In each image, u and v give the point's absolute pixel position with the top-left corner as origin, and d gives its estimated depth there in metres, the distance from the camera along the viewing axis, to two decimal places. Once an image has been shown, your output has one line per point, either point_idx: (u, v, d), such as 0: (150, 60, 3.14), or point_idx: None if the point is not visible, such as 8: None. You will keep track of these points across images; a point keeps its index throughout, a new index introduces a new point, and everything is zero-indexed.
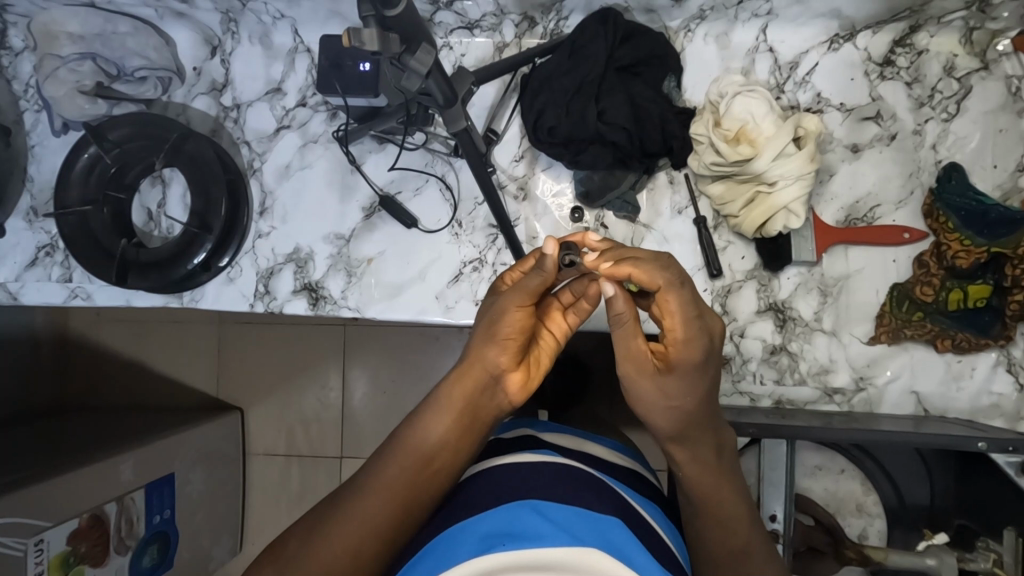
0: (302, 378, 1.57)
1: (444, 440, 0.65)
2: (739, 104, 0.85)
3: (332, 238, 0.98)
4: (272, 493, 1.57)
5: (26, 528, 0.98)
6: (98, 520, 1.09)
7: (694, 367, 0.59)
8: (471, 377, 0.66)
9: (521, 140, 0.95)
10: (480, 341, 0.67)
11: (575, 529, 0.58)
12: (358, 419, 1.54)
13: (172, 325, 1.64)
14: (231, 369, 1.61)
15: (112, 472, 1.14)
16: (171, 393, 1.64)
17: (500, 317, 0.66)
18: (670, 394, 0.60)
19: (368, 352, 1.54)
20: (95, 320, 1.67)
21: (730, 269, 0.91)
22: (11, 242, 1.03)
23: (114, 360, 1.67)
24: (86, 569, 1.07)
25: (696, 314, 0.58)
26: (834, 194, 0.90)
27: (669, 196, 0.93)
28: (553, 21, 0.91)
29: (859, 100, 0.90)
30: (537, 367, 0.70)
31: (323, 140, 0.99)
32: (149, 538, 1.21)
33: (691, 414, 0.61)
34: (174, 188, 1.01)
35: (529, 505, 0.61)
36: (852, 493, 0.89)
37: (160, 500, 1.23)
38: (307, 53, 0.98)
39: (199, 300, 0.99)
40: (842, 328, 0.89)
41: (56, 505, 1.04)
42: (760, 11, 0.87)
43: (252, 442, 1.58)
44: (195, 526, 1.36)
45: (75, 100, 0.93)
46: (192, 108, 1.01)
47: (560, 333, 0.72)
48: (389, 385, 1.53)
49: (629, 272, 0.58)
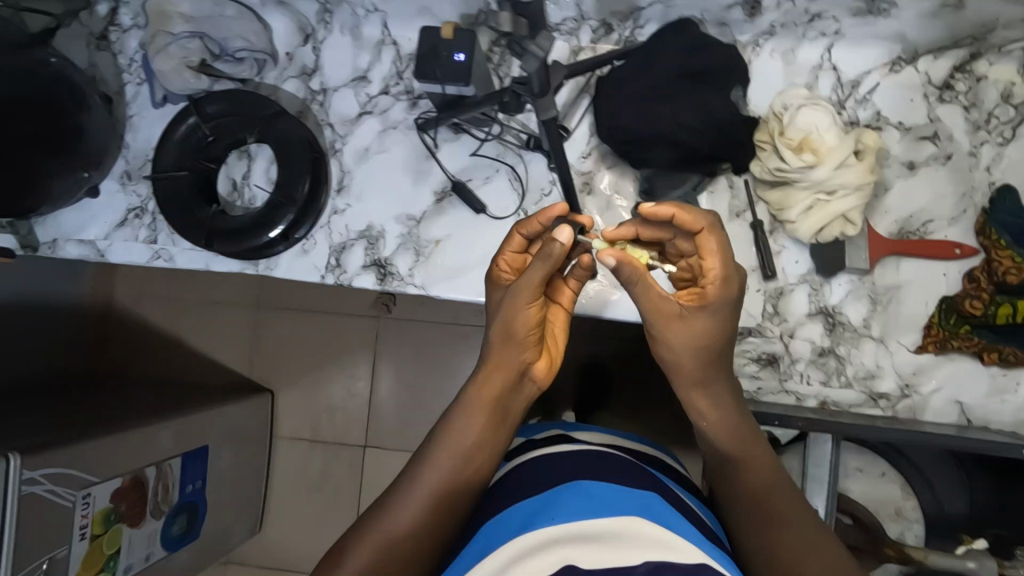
0: (331, 367, 1.64)
1: (478, 436, 0.74)
2: (804, 115, 0.89)
3: (403, 218, 1.04)
4: (293, 476, 1.64)
5: (71, 480, 1.00)
6: (138, 482, 1.14)
7: (723, 304, 0.70)
8: (499, 374, 0.76)
9: (589, 139, 1.00)
10: (502, 344, 0.76)
11: (614, 503, 0.65)
12: (382, 411, 1.60)
13: (209, 305, 1.71)
14: (264, 351, 1.67)
15: (152, 439, 1.18)
16: (209, 370, 1.70)
17: (517, 317, 0.74)
18: (695, 335, 0.71)
19: (397, 348, 1.60)
20: (139, 293, 1.74)
21: (784, 272, 0.95)
22: (103, 203, 1.10)
23: (155, 334, 1.74)
24: (123, 529, 1.12)
25: (729, 257, 0.70)
26: (888, 208, 0.94)
27: (728, 200, 0.97)
28: (629, 29, 0.97)
29: (916, 119, 0.94)
30: (552, 351, 0.82)
31: (402, 127, 1.05)
32: (181, 506, 1.27)
33: (711, 357, 0.72)
34: (260, 162, 1.08)
35: (573, 487, 0.68)
36: (892, 497, 0.91)
37: (193, 471, 1.29)
38: (393, 46, 1.06)
39: (273, 269, 1.06)
40: (890, 336, 0.92)
41: (104, 463, 1.08)
42: (828, 31, 0.92)
43: (280, 425, 1.65)
44: (220, 502, 1.42)
45: (181, 74, 1.00)
46: (282, 90, 1.08)
47: (567, 306, 0.84)
48: (413, 379, 1.59)
49: (671, 215, 0.69)
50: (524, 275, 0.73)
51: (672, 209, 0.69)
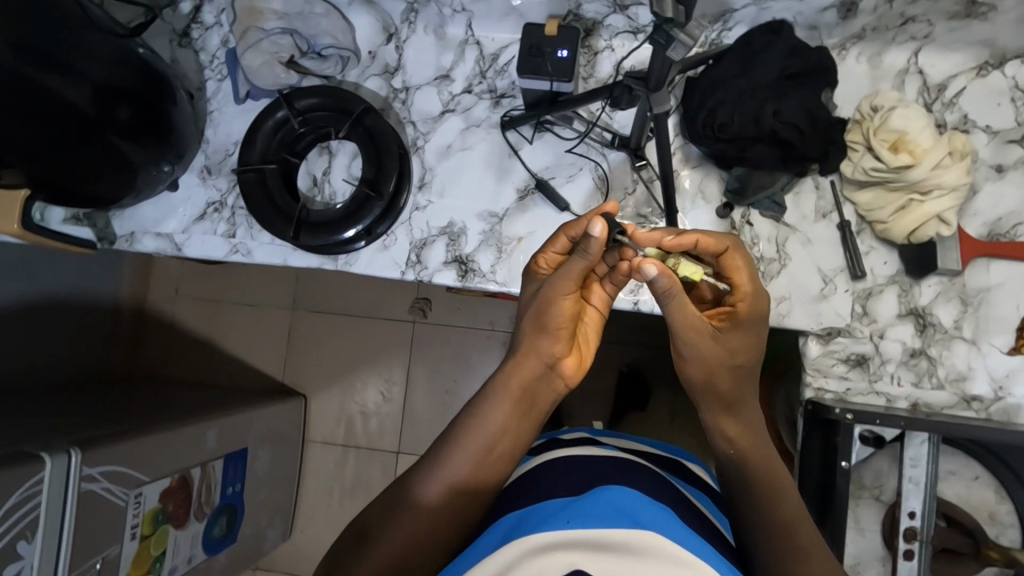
0: (365, 371, 1.70)
1: (505, 421, 0.84)
2: (898, 116, 0.89)
3: (485, 215, 1.04)
4: (324, 480, 1.68)
5: (127, 479, 0.99)
6: (185, 482, 1.14)
7: (749, 315, 0.79)
8: (529, 366, 0.85)
9: (674, 138, 1.01)
10: (535, 334, 0.86)
11: (633, 511, 0.68)
12: (416, 415, 1.66)
13: (246, 309, 1.77)
14: (298, 355, 1.73)
15: (200, 438, 1.17)
16: (239, 372, 1.76)
17: (551, 309, 0.83)
18: (727, 348, 0.79)
19: (431, 354, 1.67)
20: (173, 296, 1.82)
21: (872, 273, 0.95)
22: (182, 196, 1.11)
23: (193, 338, 1.80)
24: (170, 529, 1.12)
25: (754, 272, 0.79)
26: (977, 210, 0.95)
27: (814, 200, 0.98)
28: (716, 31, 0.98)
29: (1005, 123, 0.95)
30: (581, 349, 0.90)
31: (485, 125, 1.06)
32: (221, 508, 1.27)
33: (738, 367, 0.81)
34: (341, 158, 1.08)
35: (597, 491, 0.70)
36: (986, 502, 0.91)
37: (233, 472, 1.30)
38: (477, 46, 1.07)
39: (352, 264, 1.06)
40: (982, 338, 0.92)
41: (156, 458, 1.06)
42: (917, 35, 0.94)
43: (312, 430, 1.70)
44: (257, 504, 1.44)
45: (272, 70, 1.02)
46: (364, 88, 1.09)
47: (600, 309, 0.90)
48: (446, 384, 1.65)
49: (695, 241, 0.77)
50: (562, 271, 0.81)
51: (697, 237, 0.77)
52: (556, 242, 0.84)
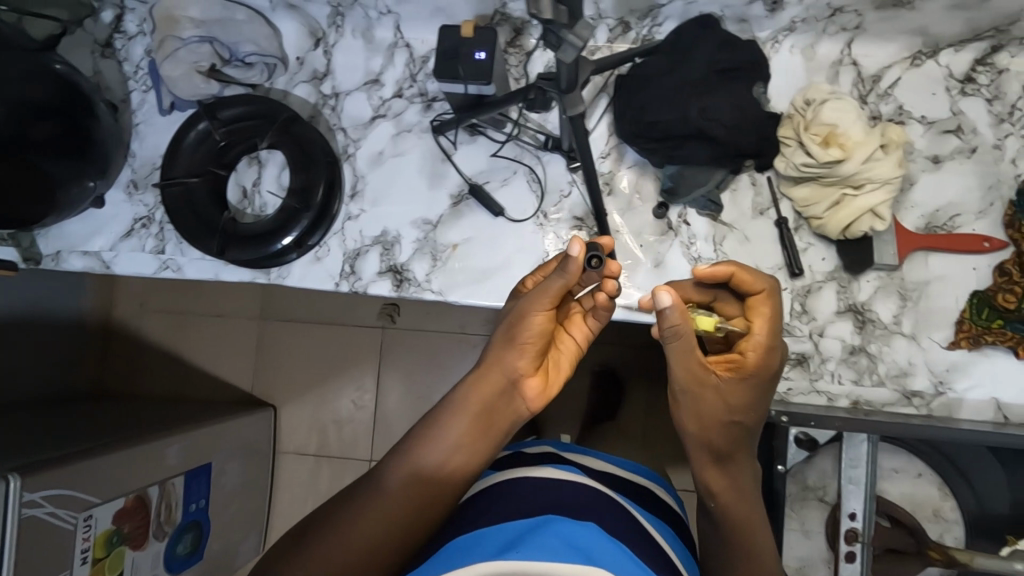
0: (336, 379, 1.60)
1: (461, 439, 0.75)
2: (829, 109, 0.87)
3: (419, 223, 1.02)
4: (300, 493, 1.59)
5: (78, 503, 0.98)
6: (142, 502, 1.10)
7: (764, 373, 0.70)
8: (492, 381, 0.77)
9: (608, 138, 0.98)
10: (501, 347, 0.77)
11: (583, 544, 0.65)
12: (390, 422, 1.57)
13: (213, 322, 1.67)
14: (266, 365, 1.64)
15: (159, 455, 1.15)
16: (209, 385, 1.66)
17: (521, 323, 0.76)
18: (730, 405, 0.70)
19: (403, 359, 1.58)
20: (139, 310, 1.70)
21: (811, 270, 0.93)
22: (109, 213, 1.07)
23: (155, 351, 1.69)
24: (127, 551, 1.08)
25: (777, 328, 0.70)
26: (915, 202, 0.93)
27: (752, 197, 0.96)
28: (647, 27, 0.96)
29: (940, 113, 0.93)
30: (554, 374, 0.81)
31: (417, 129, 1.03)
32: (184, 526, 1.22)
33: (738, 427, 0.71)
34: (270, 168, 1.05)
35: (550, 522, 0.68)
36: (930, 498, 0.89)
37: (197, 488, 1.25)
38: (406, 48, 1.04)
39: (285, 277, 1.03)
40: (922, 332, 0.91)
41: (106, 482, 1.03)
42: (849, 26, 0.91)
43: (283, 442, 1.61)
44: (225, 520, 1.38)
45: (191, 80, 0.98)
46: (293, 95, 1.06)
47: (580, 342, 0.83)
48: (420, 389, 1.57)
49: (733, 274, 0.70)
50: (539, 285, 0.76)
51: (732, 269, 0.70)
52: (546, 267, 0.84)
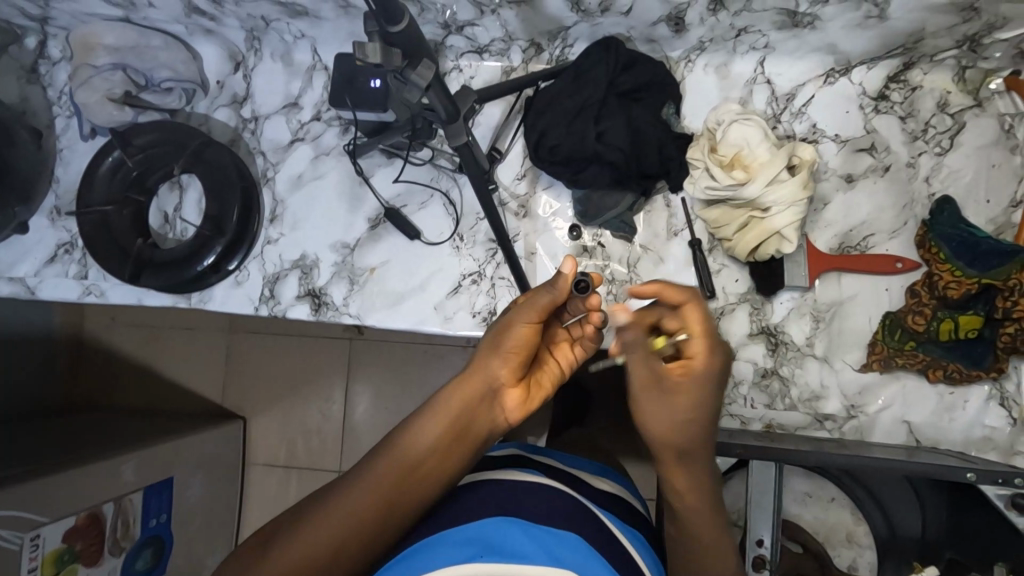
0: (306, 390, 1.50)
1: (431, 451, 0.67)
2: (734, 131, 0.88)
3: (338, 246, 1.01)
4: (269, 504, 1.48)
5: (26, 521, 0.95)
6: (96, 519, 1.06)
7: (706, 383, 0.62)
8: (471, 386, 0.68)
9: (523, 159, 0.98)
10: (483, 353, 0.69)
11: (552, 547, 0.64)
12: (360, 434, 1.46)
13: (184, 333, 1.56)
14: (236, 377, 1.53)
15: (113, 473, 1.10)
16: (184, 398, 1.55)
17: (505, 331, 0.67)
18: (677, 412, 0.63)
19: (374, 368, 1.48)
20: (109, 324, 1.59)
21: (724, 291, 0.92)
22: (33, 239, 1.08)
23: (122, 362, 1.59)
24: (79, 568, 1.04)
25: (714, 328, 0.62)
26: (828, 222, 0.92)
27: (666, 218, 0.95)
28: (559, 48, 0.95)
29: (853, 132, 0.92)
30: (537, 388, 0.73)
31: (335, 153, 1.03)
32: (143, 542, 1.15)
33: (691, 434, 0.64)
34: (191, 193, 1.06)
35: (517, 523, 0.66)
36: (843, 523, 0.90)
37: (158, 503, 1.18)
38: (325, 71, 1.03)
39: (206, 302, 1.02)
40: (834, 355, 0.90)
41: (56, 501, 1.00)
42: (758, 45, 0.90)
43: (253, 452, 1.50)
44: (191, 531, 1.29)
45: (104, 107, 0.98)
46: (214, 119, 1.06)
47: (564, 362, 0.75)
48: (392, 402, 1.46)
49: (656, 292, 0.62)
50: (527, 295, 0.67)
51: (656, 284, 0.61)
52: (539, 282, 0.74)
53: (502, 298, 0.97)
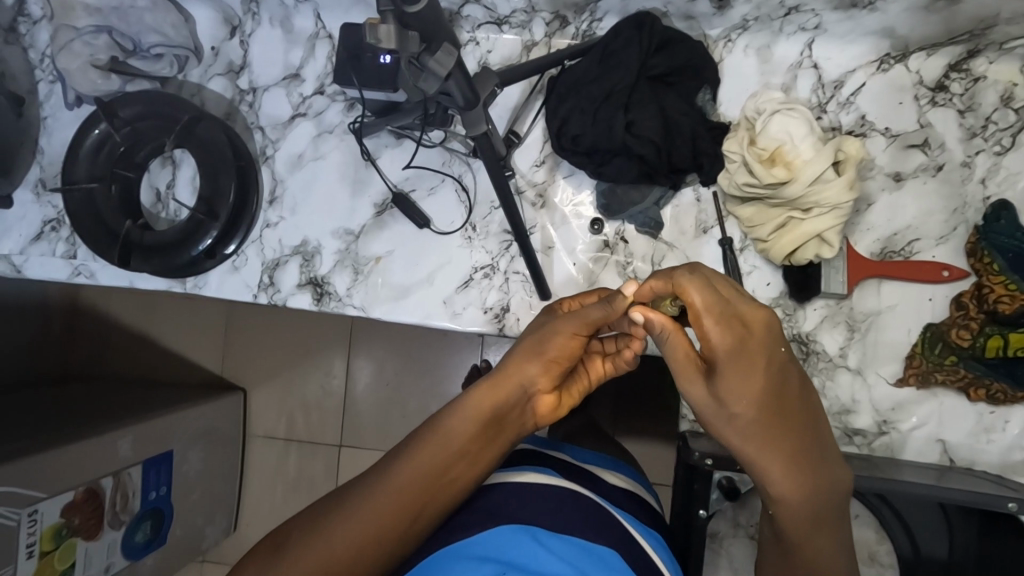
0: (305, 366, 1.45)
1: (461, 451, 0.63)
2: (776, 123, 0.80)
3: (340, 233, 0.95)
4: (266, 477, 1.45)
5: (20, 498, 0.90)
6: (95, 494, 1.02)
7: (735, 360, 0.54)
8: (506, 389, 0.65)
9: (543, 145, 0.90)
10: (522, 356, 0.67)
11: (577, 559, 0.60)
12: (360, 411, 1.42)
13: (178, 304, 1.51)
14: (234, 351, 1.49)
15: (110, 447, 1.05)
16: (182, 372, 1.51)
17: (547, 337, 0.66)
18: (727, 401, 0.56)
19: (376, 344, 1.43)
20: (104, 293, 1.55)
21: (754, 295, 0.86)
22: (17, 214, 1.01)
23: (117, 334, 1.54)
24: (79, 542, 1.00)
25: (718, 301, 0.54)
26: (870, 225, 0.85)
27: (695, 214, 0.88)
28: (586, 22, 0.86)
29: (905, 126, 0.84)
30: (569, 399, 0.70)
31: (338, 131, 0.95)
32: (143, 514, 1.12)
33: (755, 423, 0.56)
34: (184, 170, 0.99)
35: (528, 532, 0.62)
36: (866, 541, 0.86)
37: (157, 477, 1.14)
38: (328, 39, 0.95)
39: (201, 288, 0.95)
40: (868, 367, 0.84)
41: (52, 476, 0.96)
42: (807, 24, 0.82)
43: (253, 423, 1.47)
44: (189, 505, 1.26)
45: (87, 74, 0.89)
46: (208, 89, 0.98)
47: (597, 377, 0.72)
48: (394, 380, 1.42)
49: (651, 285, 0.59)
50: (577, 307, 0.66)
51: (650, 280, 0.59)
52: (586, 296, 0.72)
53: (515, 293, 0.91)
